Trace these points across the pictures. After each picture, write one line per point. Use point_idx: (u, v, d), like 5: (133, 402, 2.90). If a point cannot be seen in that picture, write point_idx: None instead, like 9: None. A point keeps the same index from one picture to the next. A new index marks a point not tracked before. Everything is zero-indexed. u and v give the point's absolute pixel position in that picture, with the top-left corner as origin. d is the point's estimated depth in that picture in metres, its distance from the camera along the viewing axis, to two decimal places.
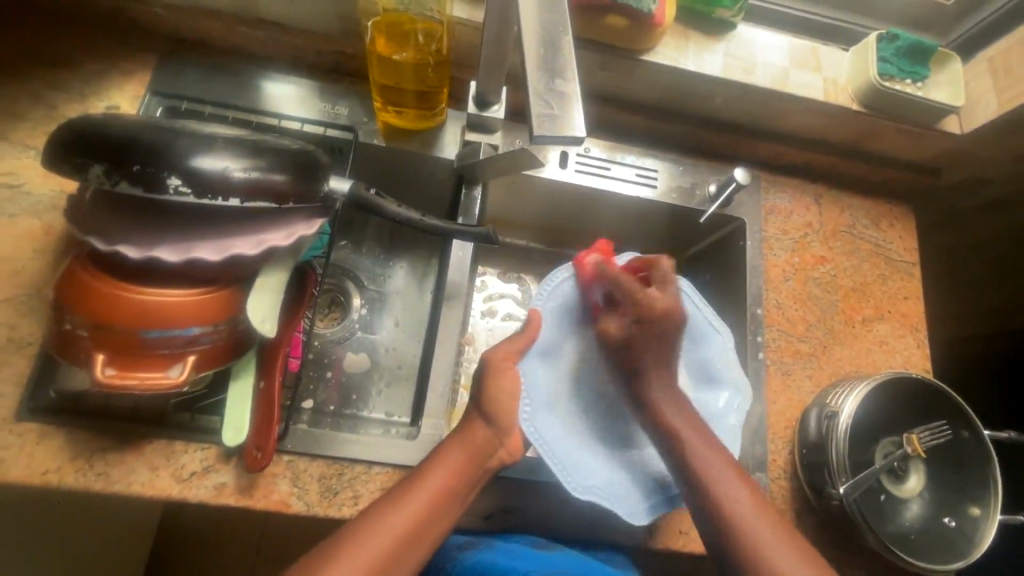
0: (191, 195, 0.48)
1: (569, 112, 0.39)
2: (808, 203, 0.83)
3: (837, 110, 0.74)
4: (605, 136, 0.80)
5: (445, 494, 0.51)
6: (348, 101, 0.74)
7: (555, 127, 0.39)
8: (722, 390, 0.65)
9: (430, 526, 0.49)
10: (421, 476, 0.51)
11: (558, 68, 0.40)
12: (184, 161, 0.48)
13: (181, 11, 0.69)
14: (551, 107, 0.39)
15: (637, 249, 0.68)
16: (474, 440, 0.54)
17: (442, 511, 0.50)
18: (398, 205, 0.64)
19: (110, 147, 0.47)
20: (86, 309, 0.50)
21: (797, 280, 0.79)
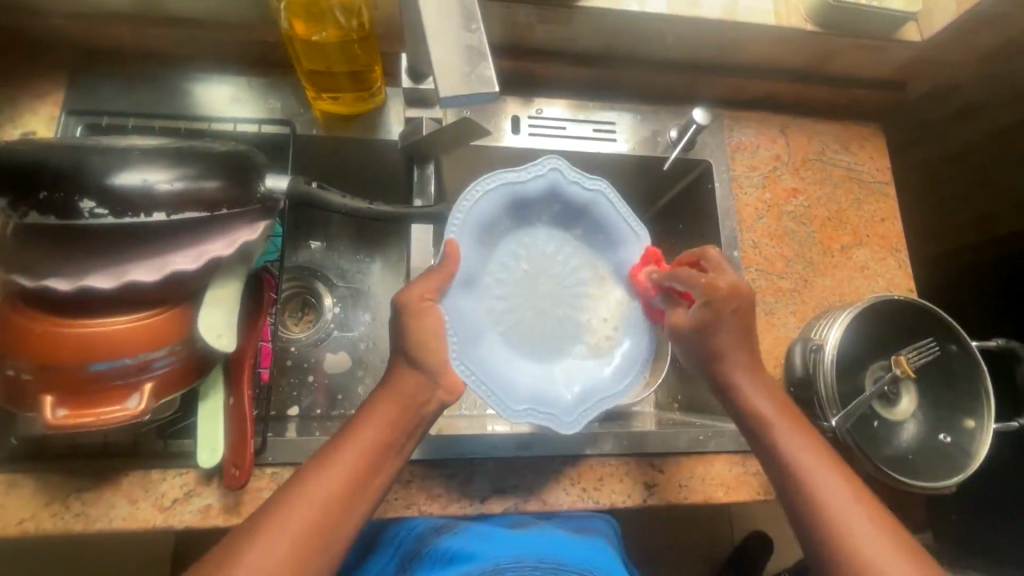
0: (111, 215, 0.45)
1: (479, 67, 0.37)
2: (774, 135, 0.80)
3: (792, 34, 0.70)
4: (556, 95, 0.76)
5: (375, 444, 0.49)
6: (279, 93, 0.69)
7: (465, 89, 0.36)
8: (632, 287, 0.67)
9: (366, 477, 0.48)
10: (353, 430, 0.49)
11: (464, 20, 0.38)
12: (96, 181, 0.45)
13: (81, 20, 0.64)
14: (458, 66, 0.37)
15: (556, 160, 0.63)
16: (403, 389, 0.51)
17: (377, 464, 0.49)
18: (343, 195, 0.60)
19: (12, 175, 0.43)
20: (25, 350, 0.47)
21: (771, 217, 0.77)
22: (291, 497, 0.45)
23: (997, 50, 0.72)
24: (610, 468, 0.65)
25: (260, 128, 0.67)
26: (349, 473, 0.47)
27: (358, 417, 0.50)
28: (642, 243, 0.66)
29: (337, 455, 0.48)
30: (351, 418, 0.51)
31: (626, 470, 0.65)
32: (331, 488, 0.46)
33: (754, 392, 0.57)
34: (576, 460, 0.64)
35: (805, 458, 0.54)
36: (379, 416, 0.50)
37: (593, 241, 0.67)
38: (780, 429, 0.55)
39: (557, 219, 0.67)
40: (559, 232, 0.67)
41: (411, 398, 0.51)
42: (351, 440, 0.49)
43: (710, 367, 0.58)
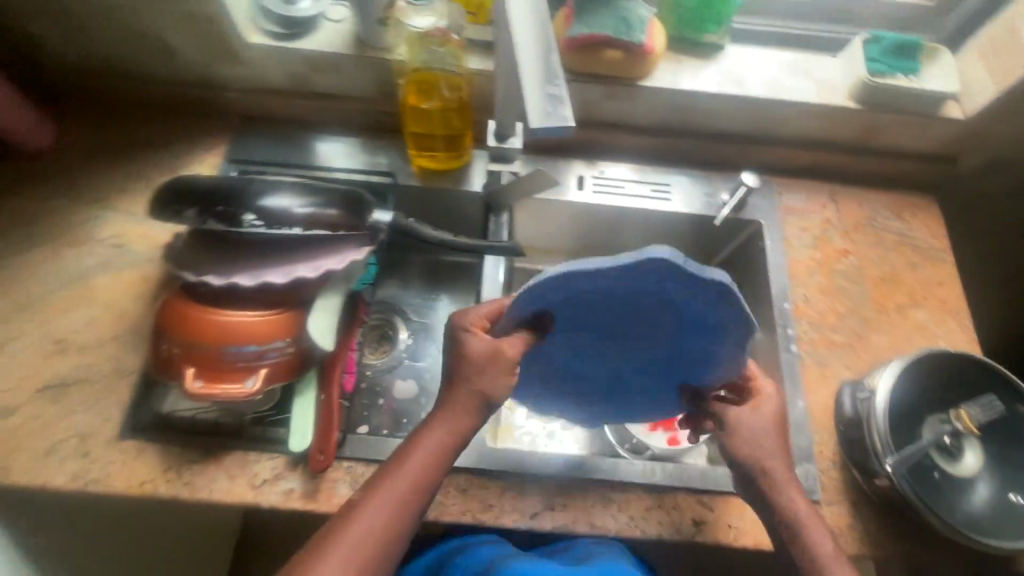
0: (263, 227, 0.58)
1: (560, 108, 0.47)
2: (824, 201, 0.85)
3: (836, 110, 0.78)
4: (620, 160, 0.87)
5: (425, 473, 0.55)
6: (387, 151, 0.84)
7: (548, 123, 0.46)
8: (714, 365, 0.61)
9: (407, 507, 0.53)
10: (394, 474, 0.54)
11: (549, 74, 0.48)
12: (257, 200, 0.58)
13: (250, 94, 0.83)
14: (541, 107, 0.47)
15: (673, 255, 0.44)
16: (457, 419, 0.56)
17: (432, 485, 0.55)
18: (432, 230, 0.71)
19: (201, 193, 0.58)
20: (180, 331, 0.59)
21: (822, 274, 0.80)
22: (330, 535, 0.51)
23: None
24: (658, 499, 0.66)
25: (369, 177, 0.82)
26: (405, 505, 0.53)
27: (404, 452, 0.55)
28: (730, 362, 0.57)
29: (379, 491, 0.53)
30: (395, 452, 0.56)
31: (673, 502, 0.66)
32: (379, 520, 0.52)
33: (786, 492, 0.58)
34: (624, 487, 0.67)
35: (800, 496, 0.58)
36: (432, 444, 0.55)
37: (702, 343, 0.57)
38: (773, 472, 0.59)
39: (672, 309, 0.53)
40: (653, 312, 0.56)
41: (465, 426, 0.56)
42: (393, 476, 0.54)
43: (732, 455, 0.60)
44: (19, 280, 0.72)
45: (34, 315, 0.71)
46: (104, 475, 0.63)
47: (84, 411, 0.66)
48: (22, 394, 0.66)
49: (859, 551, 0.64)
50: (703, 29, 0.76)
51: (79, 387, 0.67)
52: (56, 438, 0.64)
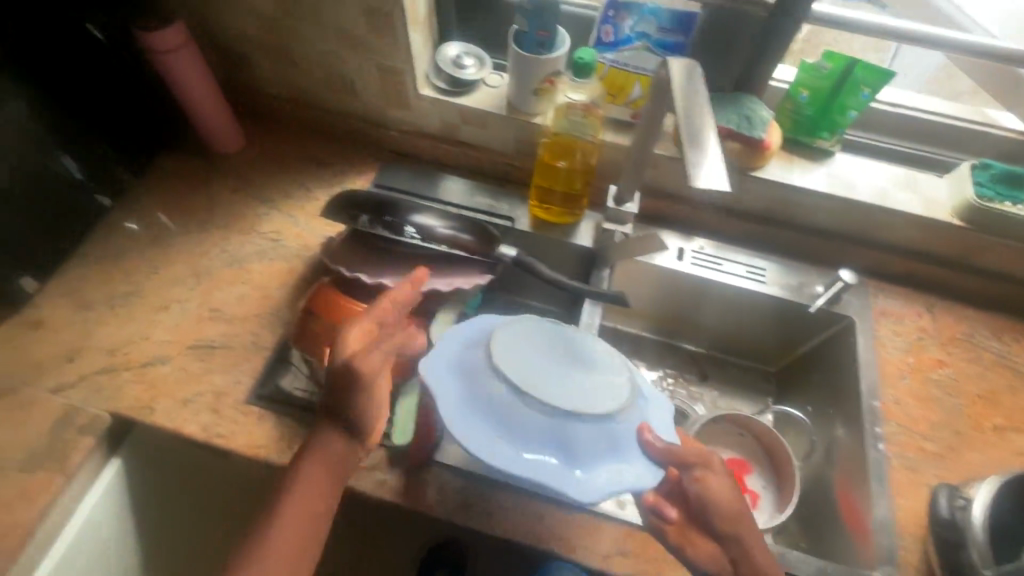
0: (417, 239, 0.71)
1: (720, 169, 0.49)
2: (920, 310, 0.87)
3: (940, 225, 0.82)
4: (720, 240, 0.93)
5: (310, 503, 0.55)
6: (510, 200, 0.94)
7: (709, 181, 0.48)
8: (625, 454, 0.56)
9: (304, 534, 0.54)
10: (287, 497, 0.55)
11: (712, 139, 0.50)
12: (416, 216, 0.70)
13: (406, 134, 0.97)
14: (701, 164, 0.48)
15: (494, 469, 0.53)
16: (332, 439, 0.57)
17: (328, 499, 0.56)
18: (550, 271, 0.80)
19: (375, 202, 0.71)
20: (314, 317, 0.70)
21: (914, 380, 0.81)
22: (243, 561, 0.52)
23: None
24: None
25: (492, 218, 0.92)
26: (305, 527, 0.54)
27: (292, 487, 0.56)
28: (629, 467, 0.56)
29: (283, 515, 0.54)
30: (281, 487, 0.56)
31: None
32: (285, 553, 0.53)
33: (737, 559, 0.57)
34: None
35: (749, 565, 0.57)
36: (313, 479, 0.56)
37: (600, 439, 0.56)
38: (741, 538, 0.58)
39: (565, 466, 0.54)
40: (570, 434, 0.55)
41: (342, 449, 0.57)
42: (283, 506, 0.55)
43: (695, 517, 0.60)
44: (192, 254, 0.85)
45: (199, 284, 0.83)
46: (228, 431, 0.71)
47: (222, 373, 0.75)
48: (177, 348, 0.77)
49: None
50: (816, 136, 0.84)
51: (221, 352, 0.77)
52: (195, 392, 0.73)
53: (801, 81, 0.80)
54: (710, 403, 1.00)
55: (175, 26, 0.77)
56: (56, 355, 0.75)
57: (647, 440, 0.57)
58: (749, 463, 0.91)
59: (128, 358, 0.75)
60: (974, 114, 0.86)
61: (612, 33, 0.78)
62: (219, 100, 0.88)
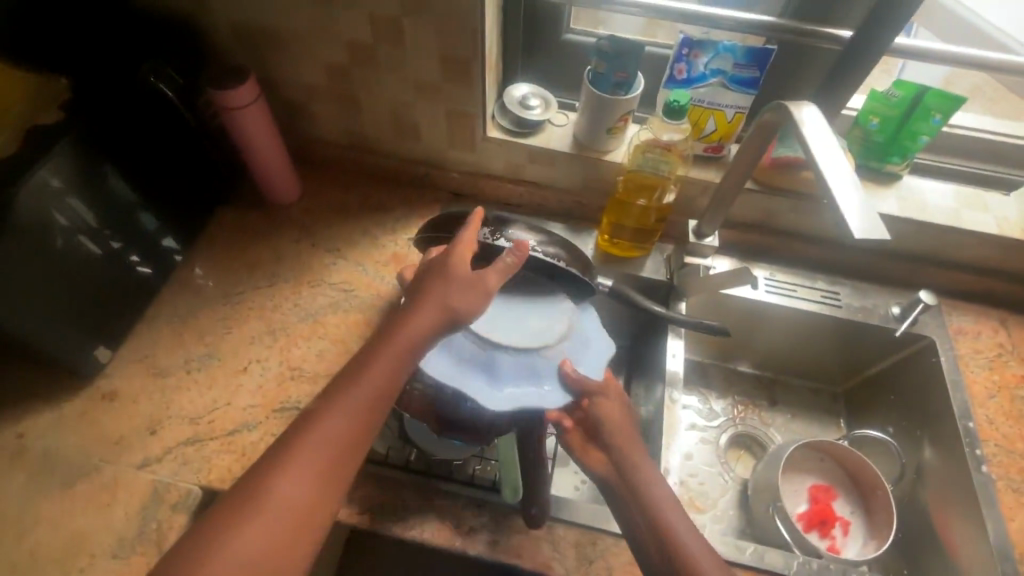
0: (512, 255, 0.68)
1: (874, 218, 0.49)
2: (995, 325, 0.88)
3: (1015, 242, 0.83)
4: (791, 265, 0.93)
5: (380, 386, 0.55)
6: (578, 236, 0.94)
7: (870, 232, 0.48)
8: (546, 382, 0.65)
9: (364, 416, 0.54)
10: (357, 376, 0.55)
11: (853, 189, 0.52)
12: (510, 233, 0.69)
13: (467, 175, 0.96)
14: (854, 215, 0.49)
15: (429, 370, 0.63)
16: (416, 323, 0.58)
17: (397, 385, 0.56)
18: (643, 300, 0.82)
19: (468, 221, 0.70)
20: (462, 258, 0.61)
21: (1002, 397, 0.81)
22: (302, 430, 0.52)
23: None
24: None
25: None
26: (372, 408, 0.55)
27: (365, 363, 0.56)
28: (543, 390, 0.64)
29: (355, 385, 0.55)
30: (356, 362, 0.57)
31: None
32: (343, 428, 0.53)
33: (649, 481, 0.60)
34: None
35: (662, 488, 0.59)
36: (385, 366, 0.56)
37: (525, 365, 0.65)
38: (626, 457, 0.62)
39: (486, 385, 0.63)
40: (493, 358, 0.65)
41: (436, 320, 0.59)
42: (354, 385, 0.55)
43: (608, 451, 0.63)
44: (265, 310, 0.83)
45: (276, 341, 0.80)
46: None
47: None
48: (262, 412, 0.74)
49: None
50: (886, 160, 0.85)
51: None
52: None
53: (870, 109, 0.82)
54: (783, 429, 1.00)
55: (248, 82, 0.76)
56: (136, 427, 0.72)
57: (566, 371, 0.65)
58: (835, 489, 0.90)
59: (213, 426, 0.72)
60: None
61: (685, 71, 0.79)
62: (281, 149, 0.87)
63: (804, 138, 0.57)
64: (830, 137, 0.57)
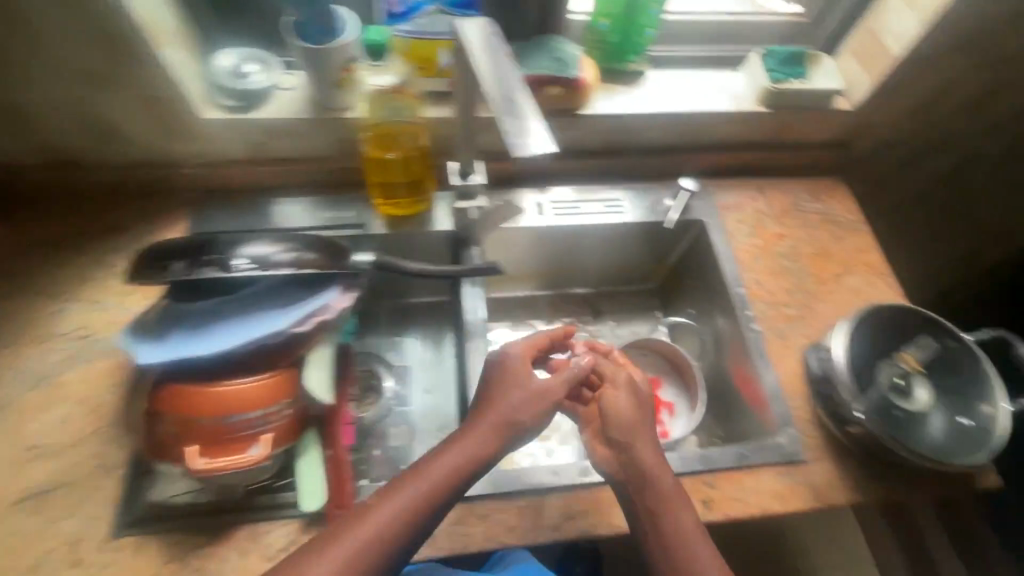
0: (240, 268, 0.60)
1: (539, 134, 0.49)
2: (755, 195, 0.96)
3: (749, 115, 0.88)
4: (571, 183, 0.94)
5: (438, 486, 0.57)
6: (351, 204, 0.85)
7: (531, 148, 0.48)
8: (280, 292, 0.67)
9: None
10: (388, 502, 0.55)
11: (524, 108, 0.51)
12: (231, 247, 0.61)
13: (204, 167, 0.83)
14: (525, 129, 0.49)
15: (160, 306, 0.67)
16: (476, 439, 0.59)
17: (421, 515, 0.55)
18: (412, 262, 0.75)
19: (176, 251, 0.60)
20: (525, 371, 0.65)
21: (765, 259, 0.89)
22: (304, 561, 0.52)
23: (909, 110, 0.93)
24: None
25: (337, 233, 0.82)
26: (383, 541, 0.53)
27: (391, 489, 0.56)
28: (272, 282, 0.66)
29: (377, 513, 0.54)
30: (377, 493, 0.57)
31: (683, 488, 0.70)
32: (349, 564, 0.52)
33: (679, 511, 0.61)
34: None
35: (688, 514, 0.61)
36: (388, 502, 0.55)
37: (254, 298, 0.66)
38: (750, 475, 0.62)
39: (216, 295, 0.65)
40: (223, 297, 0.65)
41: (488, 435, 0.60)
42: (358, 525, 0.54)
43: (652, 466, 0.62)
44: None
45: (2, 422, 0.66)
46: None
47: (70, 516, 0.62)
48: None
49: (849, 500, 0.70)
50: (625, 60, 0.85)
51: (61, 491, 0.63)
52: (43, 551, 0.60)
53: (599, 11, 0.82)
54: (609, 337, 1.05)
55: None
56: None
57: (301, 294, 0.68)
58: (662, 378, 0.97)
59: None
60: (745, 7, 0.94)
61: None
62: None
63: (477, 58, 0.56)
64: (498, 52, 0.56)
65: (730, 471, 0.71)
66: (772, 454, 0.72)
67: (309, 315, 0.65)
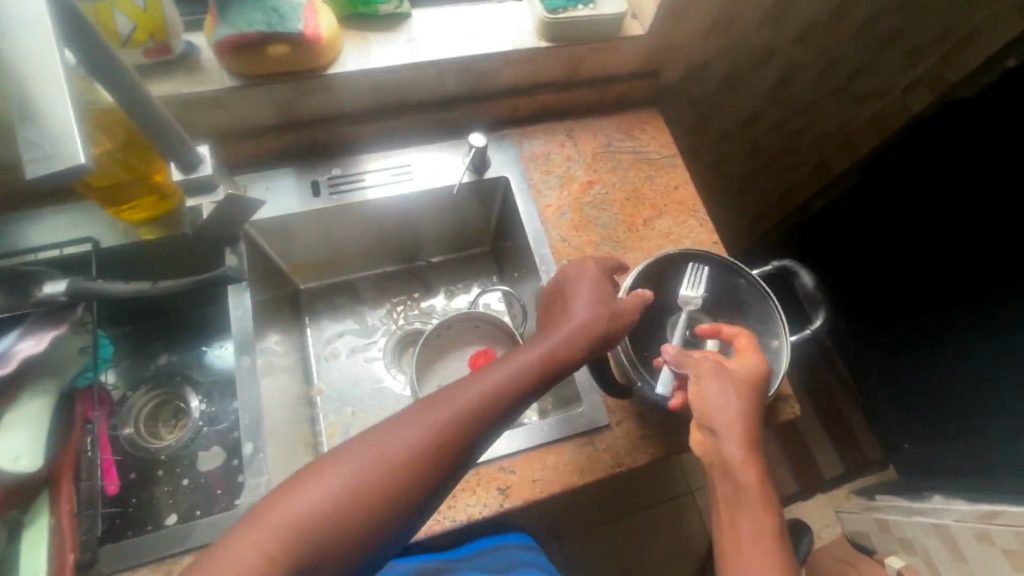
0: None
1: (67, 148, 0.38)
2: (562, 140, 0.88)
3: (533, 52, 0.78)
4: (355, 154, 0.82)
5: (448, 430, 0.51)
6: (82, 215, 0.73)
7: (49, 167, 0.38)
8: None
9: (336, 522, 0.46)
10: (380, 441, 0.49)
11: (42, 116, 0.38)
12: None
13: None
14: (46, 138, 0.38)
15: None
16: (513, 370, 0.56)
17: (422, 464, 0.49)
18: (128, 283, 0.62)
19: None
20: (588, 297, 0.62)
21: (573, 211, 0.83)
22: (283, 494, 0.47)
23: (708, 26, 0.85)
24: (461, 482, 0.65)
25: (61, 251, 0.69)
26: (376, 478, 0.48)
27: (408, 417, 0.51)
28: None
29: (372, 447, 0.49)
30: (383, 424, 0.51)
31: (477, 479, 0.66)
32: (334, 494, 0.46)
33: (740, 477, 0.56)
34: None
35: (742, 483, 0.56)
36: (404, 441, 0.49)
37: None
38: (738, 465, 0.56)
39: None
40: None
41: (528, 375, 0.56)
42: (358, 457, 0.48)
43: (710, 419, 0.59)
44: None
45: None
46: None
47: None
48: None
49: (651, 458, 0.68)
50: (373, 2, 0.74)
51: None
52: None
53: None
54: (442, 313, 0.98)
55: None
56: None
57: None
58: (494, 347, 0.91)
59: None
60: None
61: None
62: None
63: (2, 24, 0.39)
64: (42, 18, 0.39)
65: (528, 452, 0.67)
66: (571, 426, 0.69)
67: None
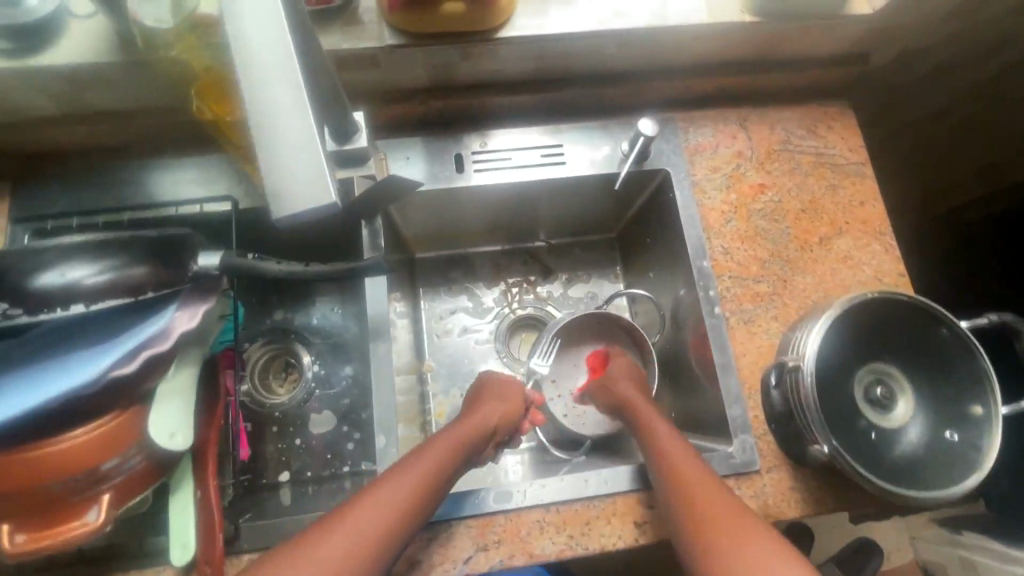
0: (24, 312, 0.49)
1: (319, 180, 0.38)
2: (735, 131, 0.76)
3: (732, 27, 0.66)
4: (500, 126, 0.74)
5: (436, 477, 0.53)
6: (219, 170, 0.68)
7: (305, 206, 0.38)
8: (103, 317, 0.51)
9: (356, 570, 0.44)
10: (379, 488, 0.49)
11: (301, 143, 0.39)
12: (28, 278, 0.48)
13: (12, 130, 0.63)
14: (286, 159, 0.38)
15: None
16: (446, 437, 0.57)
17: (418, 513, 0.50)
18: (279, 262, 0.57)
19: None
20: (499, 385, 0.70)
21: (740, 219, 0.72)
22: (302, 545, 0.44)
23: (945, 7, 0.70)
24: (596, 510, 0.62)
25: (201, 207, 0.66)
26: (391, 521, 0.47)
27: (396, 468, 0.52)
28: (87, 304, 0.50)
29: (377, 491, 0.49)
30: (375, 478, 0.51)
31: (613, 509, 0.62)
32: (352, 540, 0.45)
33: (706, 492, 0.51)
34: (559, 506, 0.62)
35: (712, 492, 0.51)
36: (401, 488, 0.50)
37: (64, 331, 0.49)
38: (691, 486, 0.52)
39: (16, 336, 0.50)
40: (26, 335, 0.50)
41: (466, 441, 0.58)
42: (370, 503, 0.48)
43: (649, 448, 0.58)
44: None
45: None
46: None
47: None
48: None
49: (802, 514, 0.62)
50: None
51: None
52: None
53: None
54: (560, 301, 0.92)
55: None
56: None
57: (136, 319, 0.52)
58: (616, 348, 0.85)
59: None
60: None
61: None
62: None
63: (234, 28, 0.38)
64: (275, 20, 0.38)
65: None
66: (719, 467, 0.63)
67: (137, 351, 0.50)
